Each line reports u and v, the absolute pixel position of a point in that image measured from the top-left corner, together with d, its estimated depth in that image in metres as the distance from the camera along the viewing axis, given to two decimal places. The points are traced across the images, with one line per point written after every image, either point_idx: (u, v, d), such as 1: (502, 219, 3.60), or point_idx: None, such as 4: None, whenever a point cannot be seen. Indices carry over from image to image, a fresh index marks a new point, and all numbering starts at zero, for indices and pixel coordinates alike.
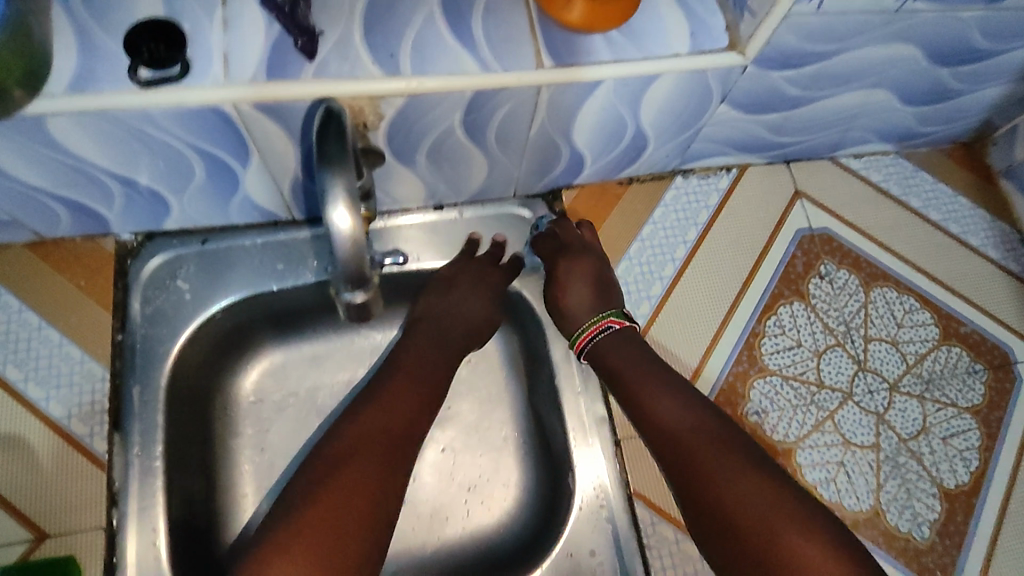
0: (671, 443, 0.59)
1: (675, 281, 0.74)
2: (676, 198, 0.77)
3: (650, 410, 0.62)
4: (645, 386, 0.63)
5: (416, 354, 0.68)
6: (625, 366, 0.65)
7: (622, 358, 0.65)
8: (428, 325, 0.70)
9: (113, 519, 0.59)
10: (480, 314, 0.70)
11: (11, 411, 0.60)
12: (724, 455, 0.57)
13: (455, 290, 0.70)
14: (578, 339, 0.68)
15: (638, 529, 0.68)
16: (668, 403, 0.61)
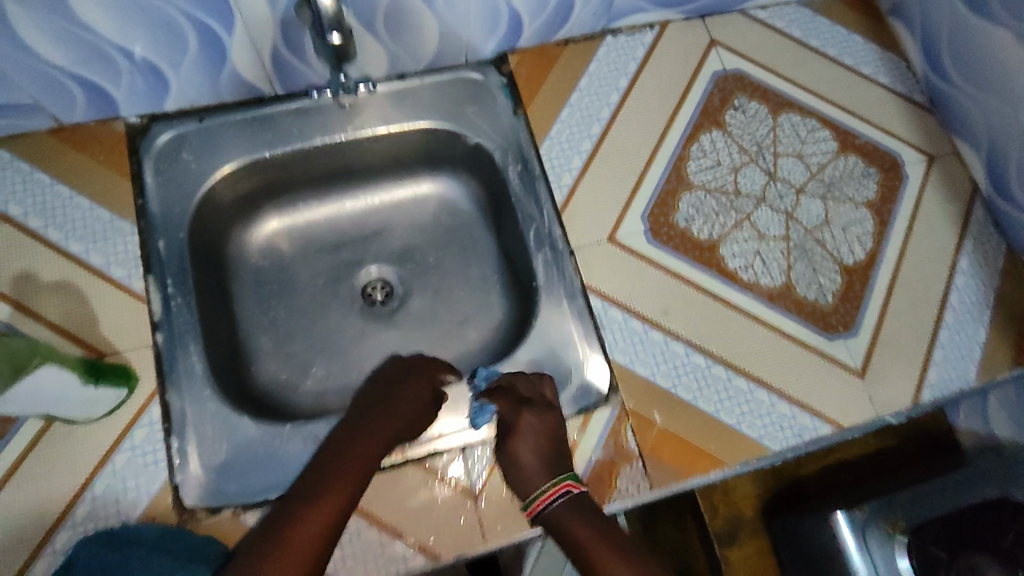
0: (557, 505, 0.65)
1: (611, 121, 0.86)
2: (608, 53, 0.89)
3: (559, 521, 0.65)
4: (537, 474, 0.67)
5: (360, 450, 0.66)
6: (569, 516, 0.65)
7: (525, 446, 0.69)
8: (371, 427, 0.68)
9: (158, 339, 0.71)
10: (416, 398, 0.72)
11: (58, 263, 0.72)
12: (612, 556, 0.63)
13: (394, 384, 0.74)
14: (531, 504, 0.66)
15: (595, 315, 0.78)
16: (576, 520, 0.65)
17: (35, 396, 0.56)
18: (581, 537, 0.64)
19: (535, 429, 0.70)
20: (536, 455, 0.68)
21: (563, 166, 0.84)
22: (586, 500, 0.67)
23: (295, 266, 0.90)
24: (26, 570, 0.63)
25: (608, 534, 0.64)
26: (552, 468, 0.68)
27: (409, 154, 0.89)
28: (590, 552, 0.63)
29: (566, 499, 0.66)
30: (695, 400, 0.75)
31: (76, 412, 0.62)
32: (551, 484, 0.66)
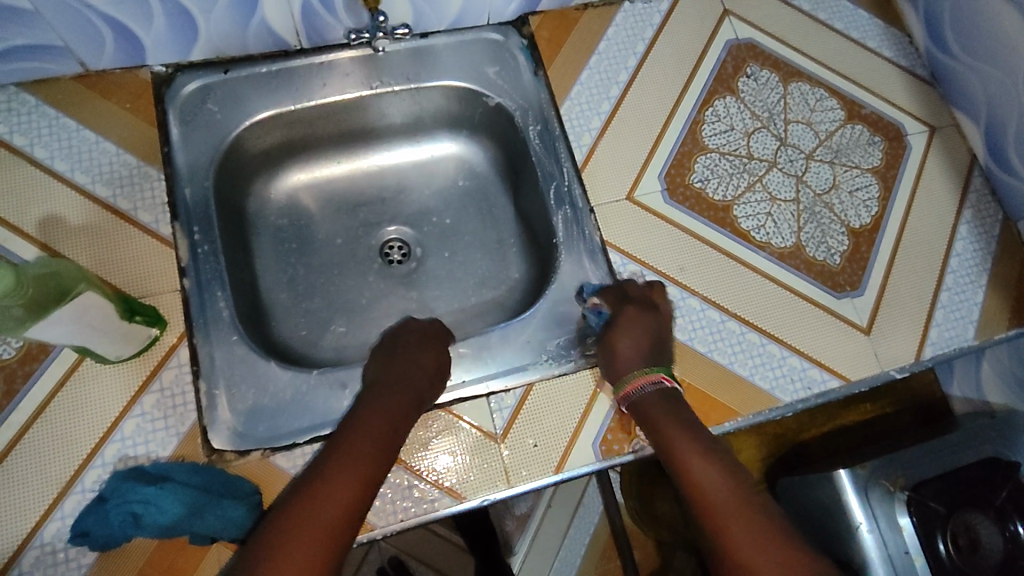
0: (643, 391, 0.68)
1: (629, 84, 0.88)
2: (625, 19, 0.92)
3: (644, 405, 0.68)
4: (632, 362, 0.71)
5: (378, 421, 0.64)
6: (655, 405, 0.68)
7: (625, 334, 0.72)
8: (387, 396, 0.66)
9: (186, 284, 0.71)
10: (430, 366, 0.71)
11: (85, 206, 0.72)
12: (692, 450, 0.63)
13: (404, 351, 0.72)
14: (624, 388, 0.70)
15: (613, 270, 0.79)
16: (660, 405, 0.67)
17: (74, 327, 0.57)
18: (658, 420, 0.66)
19: (635, 324, 0.72)
20: (633, 342, 0.72)
21: (582, 126, 0.86)
22: (676, 394, 0.69)
23: (314, 224, 0.91)
24: (53, 511, 0.62)
25: (686, 420, 0.66)
26: (647, 361, 0.71)
27: (429, 112, 0.91)
28: (664, 432, 0.65)
29: (657, 388, 0.68)
30: (710, 353, 0.77)
31: (109, 349, 0.62)
32: (644, 370, 0.70)
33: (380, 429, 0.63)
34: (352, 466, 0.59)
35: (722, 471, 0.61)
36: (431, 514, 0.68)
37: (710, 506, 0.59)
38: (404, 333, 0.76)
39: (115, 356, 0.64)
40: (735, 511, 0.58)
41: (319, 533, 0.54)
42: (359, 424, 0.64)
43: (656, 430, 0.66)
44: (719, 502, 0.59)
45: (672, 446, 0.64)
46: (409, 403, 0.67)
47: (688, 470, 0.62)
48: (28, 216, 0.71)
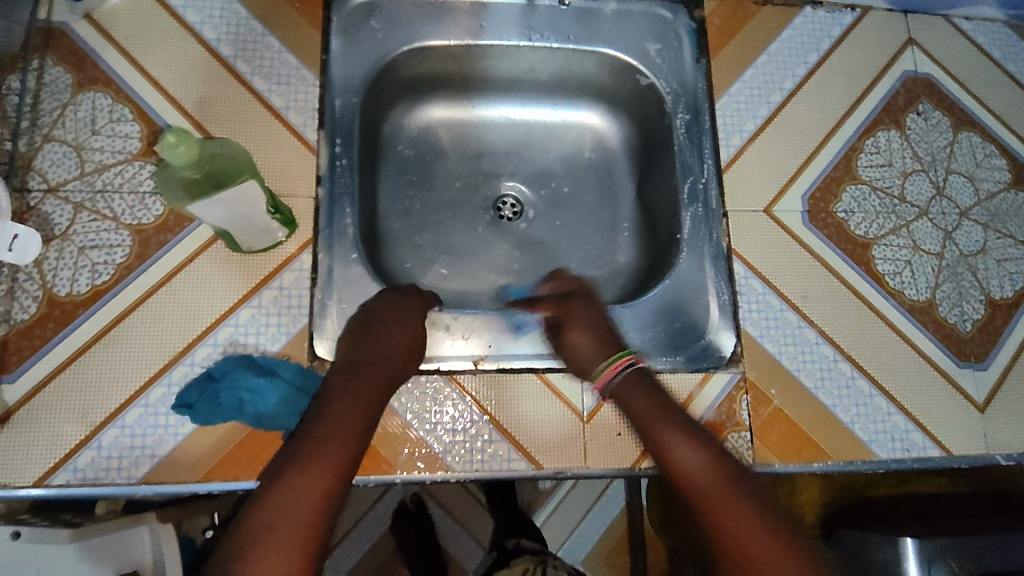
0: (615, 377, 0.67)
1: (793, 93, 0.84)
2: (803, 25, 0.87)
3: (620, 393, 0.67)
4: (591, 354, 0.69)
5: (350, 399, 0.60)
6: (631, 391, 0.66)
7: (576, 326, 0.71)
8: (361, 376, 0.62)
9: (319, 193, 0.72)
10: (405, 349, 0.66)
11: (242, 95, 0.73)
12: (677, 435, 0.62)
13: (378, 328, 0.66)
14: (599, 379, 0.68)
15: (734, 280, 0.77)
16: (638, 394, 0.65)
17: (231, 210, 0.59)
18: (640, 410, 0.65)
19: (583, 318, 0.72)
20: (590, 336, 0.70)
21: (735, 126, 0.82)
22: (649, 376, 0.67)
23: (437, 162, 0.91)
24: (162, 376, 0.65)
25: (667, 408, 0.64)
26: (604, 347, 0.69)
27: (576, 76, 0.88)
28: (649, 425, 0.63)
29: (625, 375, 0.67)
30: (815, 390, 0.74)
31: (240, 234, 0.64)
32: (608, 361, 0.68)
33: (352, 409, 0.59)
34: (324, 453, 0.55)
35: (696, 450, 0.60)
36: (508, 472, 0.69)
37: (693, 485, 0.59)
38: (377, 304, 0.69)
39: (245, 247, 0.67)
40: (713, 487, 0.58)
41: (294, 528, 0.51)
42: (334, 404, 0.59)
43: (643, 422, 0.64)
44: (698, 479, 0.59)
45: (658, 437, 0.62)
46: (384, 382, 0.63)
47: (674, 458, 0.61)
48: (187, 92, 0.72)
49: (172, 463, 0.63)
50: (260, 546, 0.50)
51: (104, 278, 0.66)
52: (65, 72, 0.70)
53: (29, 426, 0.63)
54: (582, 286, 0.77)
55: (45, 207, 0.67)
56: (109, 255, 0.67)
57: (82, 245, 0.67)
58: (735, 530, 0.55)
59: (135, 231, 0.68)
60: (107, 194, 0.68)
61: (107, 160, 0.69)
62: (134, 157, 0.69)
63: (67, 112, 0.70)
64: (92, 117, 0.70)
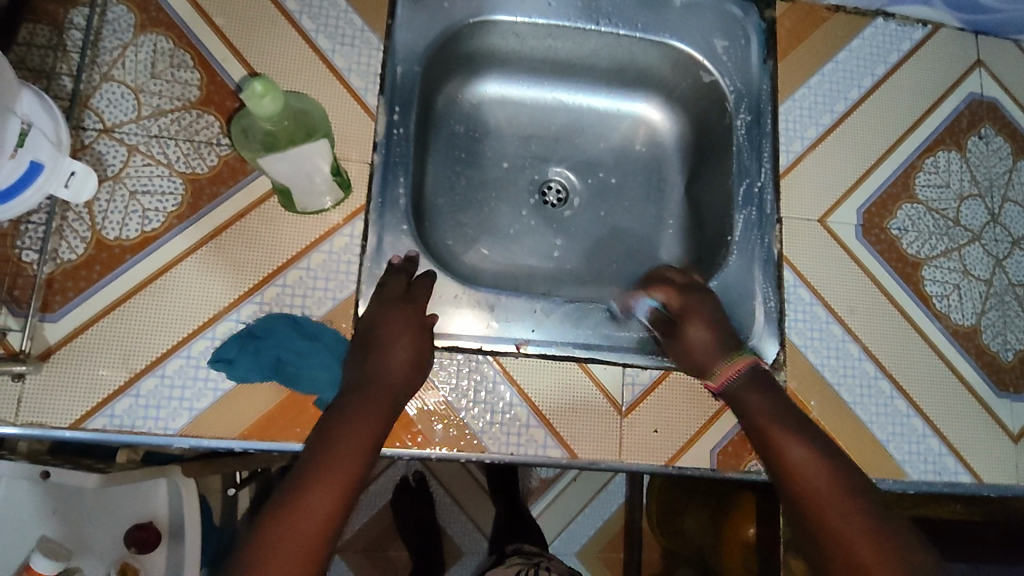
0: (734, 376, 0.66)
1: (857, 104, 0.82)
2: (873, 36, 0.85)
3: (735, 395, 0.66)
4: (706, 355, 0.68)
5: (350, 426, 0.57)
6: (750, 395, 0.65)
7: (697, 323, 0.69)
8: (358, 400, 0.59)
9: (375, 160, 0.71)
10: (407, 367, 0.63)
11: (305, 51, 0.71)
12: (791, 435, 0.60)
13: (378, 344, 0.63)
14: (714, 381, 0.67)
15: (782, 287, 0.76)
16: (757, 395, 0.65)
17: (297, 162, 0.58)
18: (756, 413, 0.63)
19: (704, 311, 0.70)
20: (710, 333, 0.68)
21: (796, 131, 0.80)
22: (766, 380, 0.66)
23: (485, 141, 0.89)
24: (205, 330, 0.64)
25: (785, 413, 0.63)
26: (722, 343, 0.68)
27: (636, 66, 0.86)
28: (762, 425, 0.62)
29: (739, 376, 0.66)
30: (853, 405, 0.74)
31: (302, 199, 0.66)
32: (727, 361, 0.67)
33: (351, 438, 0.56)
34: (321, 483, 0.53)
35: (815, 450, 0.59)
36: (540, 457, 0.69)
37: (809, 497, 0.56)
38: (372, 321, 0.65)
39: (299, 207, 0.67)
40: (824, 484, 0.56)
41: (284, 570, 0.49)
42: (332, 432, 0.57)
43: (763, 426, 0.62)
44: (810, 483, 0.57)
45: (771, 435, 0.61)
46: (383, 407, 0.60)
47: (784, 456, 0.59)
48: (249, 42, 0.70)
49: (209, 418, 0.63)
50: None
51: (154, 225, 0.65)
52: (128, 11, 0.69)
53: (67, 368, 0.62)
54: (695, 277, 0.73)
55: (98, 148, 0.66)
56: (160, 202, 0.66)
57: (133, 189, 0.66)
58: (850, 541, 0.52)
59: (189, 180, 0.67)
60: (162, 140, 0.67)
61: (164, 106, 0.67)
62: (192, 105, 0.68)
63: (127, 53, 0.68)
64: (151, 60, 0.68)
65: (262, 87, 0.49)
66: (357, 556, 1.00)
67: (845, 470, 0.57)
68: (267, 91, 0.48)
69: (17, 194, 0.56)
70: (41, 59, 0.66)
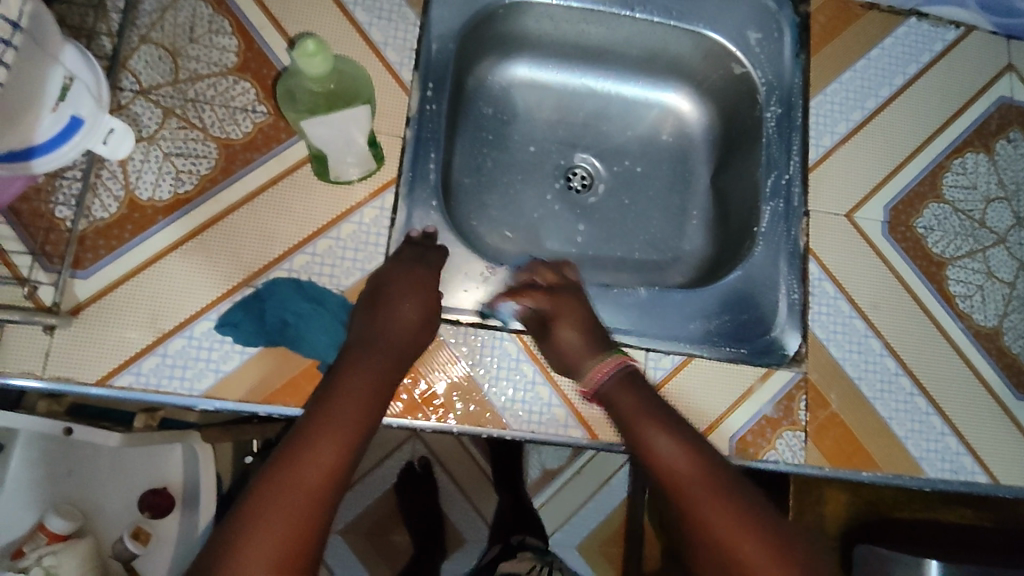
0: (608, 378, 0.64)
1: (887, 102, 0.82)
2: (906, 35, 0.84)
3: (608, 394, 0.64)
4: (578, 356, 0.66)
5: (356, 378, 0.56)
6: (620, 395, 0.64)
7: (563, 321, 0.66)
8: (365, 354, 0.59)
9: (407, 134, 0.71)
10: (416, 321, 0.62)
11: (342, 24, 0.71)
12: (656, 433, 0.60)
13: (388, 297, 0.63)
14: (586, 384, 0.65)
15: (807, 279, 0.76)
16: (628, 393, 0.64)
17: (337, 133, 0.61)
18: (626, 411, 0.63)
19: (574, 313, 0.67)
20: (580, 335, 0.66)
21: (826, 126, 0.80)
22: (636, 379, 0.65)
23: (512, 124, 0.89)
24: (234, 294, 0.65)
25: (656, 408, 0.62)
26: (587, 348, 0.66)
27: (668, 55, 0.86)
28: (631, 425, 0.61)
29: (618, 375, 0.64)
30: (873, 400, 0.74)
31: (339, 169, 0.66)
32: (601, 360, 0.65)
33: (360, 388, 0.56)
34: (331, 426, 0.52)
35: (683, 446, 0.59)
36: (561, 437, 0.69)
37: (678, 485, 0.58)
38: (380, 278, 0.65)
39: (333, 176, 0.67)
40: (695, 480, 0.57)
41: (291, 507, 0.48)
42: (340, 383, 0.56)
43: (631, 421, 0.62)
44: (678, 478, 0.57)
45: (640, 435, 0.60)
46: (389, 361, 0.59)
47: (651, 454, 0.59)
48: (288, 12, 0.70)
49: (234, 381, 0.63)
50: (265, 521, 0.47)
51: (187, 188, 0.66)
52: None
53: (96, 326, 0.62)
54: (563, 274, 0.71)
55: (134, 109, 0.66)
56: (193, 165, 0.66)
57: (168, 151, 0.66)
58: (708, 515, 0.55)
59: (223, 145, 0.67)
60: (197, 104, 0.67)
61: (202, 70, 0.68)
62: (229, 71, 0.68)
63: (166, 15, 0.68)
64: (191, 25, 0.68)
65: (315, 45, 0.52)
66: (358, 539, 0.74)
67: (721, 469, 0.58)
68: (319, 50, 0.52)
69: (55, 148, 0.56)
70: (82, 18, 0.66)
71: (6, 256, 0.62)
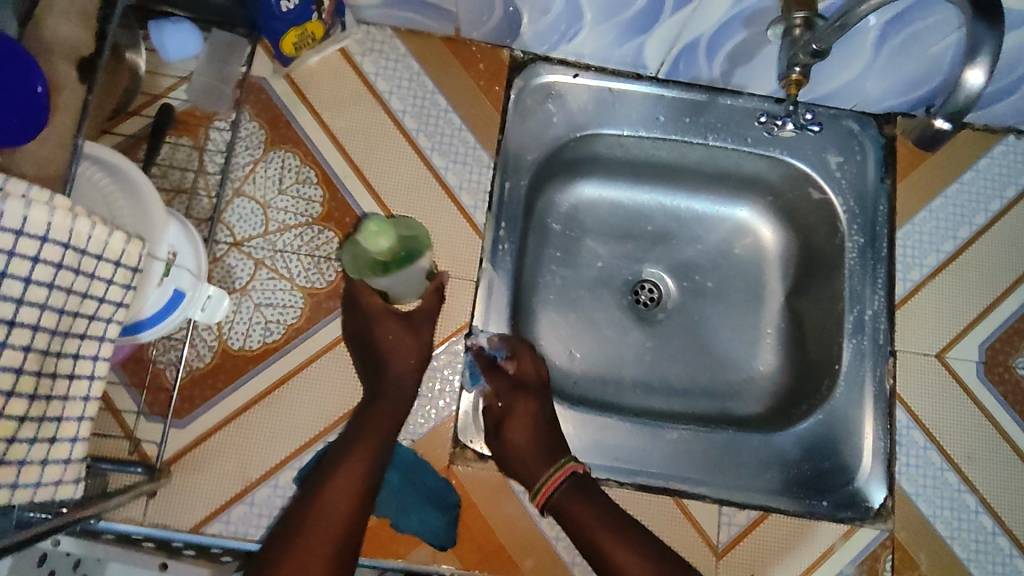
0: (554, 483, 0.63)
1: (983, 230, 0.78)
2: (1004, 154, 0.79)
3: (562, 507, 0.63)
4: (532, 460, 0.65)
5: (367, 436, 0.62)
6: (574, 505, 0.63)
7: (518, 424, 0.66)
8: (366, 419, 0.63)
9: (479, 275, 0.72)
10: (414, 363, 0.66)
11: (421, 169, 0.73)
12: (587, 511, 0.62)
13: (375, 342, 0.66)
14: (542, 488, 0.64)
15: (893, 426, 0.73)
16: (576, 505, 0.63)
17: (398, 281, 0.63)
18: (563, 505, 0.63)
19: (527, 414, 0.67)
20: (528, 436, 0.66)
21: (915, 259, 0.77)
22: (587, 485, 0.64)
23: (582, 240, 0.87)
24: (317, 442, 0.67)
25: (587, 494, 0.64)
26: (540, 445, 0.66)
27: (742, 173, 0.83)
28: (575, 526, 0.62)
29: (565, 487, 0.63)
30: (968, 560, 0.70)
31: (404, 298, 0.69)
32: (551, 472, 0.64)
33: (374, 447, 0.62)
34: (343, 477, 0.59)
35: (598, 514, 0.62)
36: None
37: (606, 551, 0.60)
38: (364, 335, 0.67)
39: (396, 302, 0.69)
40: (611, 540, 0.60)
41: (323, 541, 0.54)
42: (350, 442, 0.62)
43: (563, 514, 0.63)
44: (608, 549, 0.60)
45: (573, 516, 0.62)
46: (394, 414, 0.64)
47: (592, 540, 0.61)
48: (368, 161, 0.73)
49: None
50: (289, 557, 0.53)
51: (274, 337, 0.69)
52: (260, 128, 0.72)
53: (192, 475, 0.66)
54: (540, 374, 0.70)
55: (228, 261, 0.70)
56: (281, 315, 0.69)
57: (258, 301, 0.69)
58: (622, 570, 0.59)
59: (308, 294, 0.70)
60: (285, 254, 0.70)
61: (289, 222, 0.71)
62: (315, 221, 0.71)
63: (257, 168, 0.72)
64: (280, 176, 0.72)
65: (377, 226, 0.54)
66: None
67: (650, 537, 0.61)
68: (382, 230, 0.54)
69: (158, 321, 0.59)
70: (181, 177, 0.70)
71: (116, 410, 0.66)
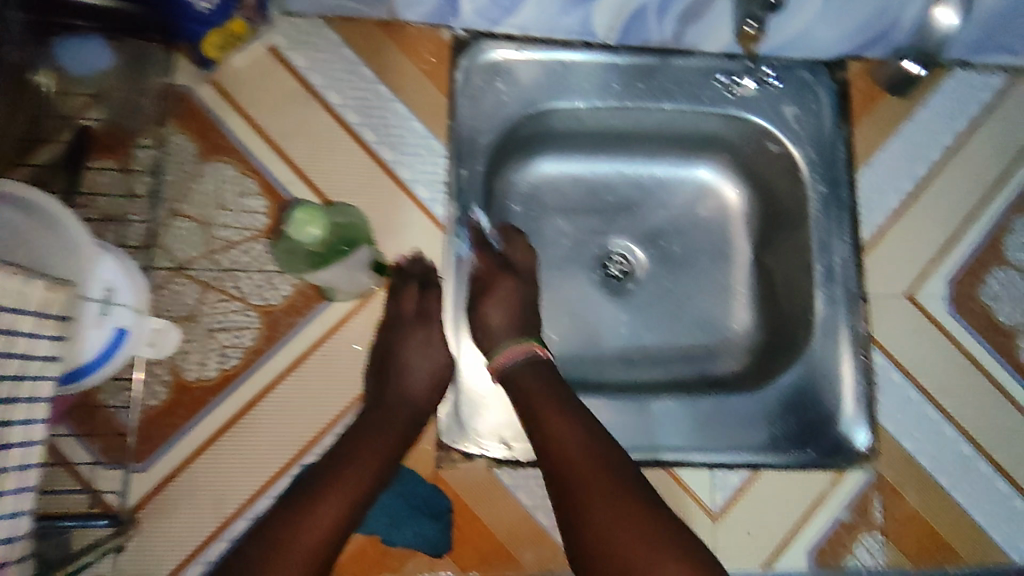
0: (518, 356, 0.63)
1: (940, 166, 0.78)
2: (953, 88, 0.80)
3: (516, 381, 0.62)
4: (502, 333, 0.65)
5: (373, 455, 0.58)
6: (526, 380, 0.62)
7: (496, 302, 0.66)
8: (373, 429, 0.61)
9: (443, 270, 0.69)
10: (429, 383, 0.65)
11: (369, 165, 0.69)
12: (554, 411, 0.58)
13: (395, 359, 0.65)
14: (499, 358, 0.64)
15: (870, 370, 0.74)
16: (532, 382, 0.61)
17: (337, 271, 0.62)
18: (527, 396, 0.60)
19: (510, 292, 0.67)
20: (505, 313, 0.66)
21: (877, 202, 0.77)
22: (551, 372, 0.62)
23: (545, 218, 0.83)
24: (291, 467, 0.64)
25: (562, 397, 0.60)
26: (517, 326, 0.65)
27: (700, 133, 0.81)
28: (533, 404, 0.59)
29: (524, 361, 0.63)
30: (953, 490, 0.72)
31: (345, 289, 0.66)
32: (512, 344, 0.64)
33: (378, 462, 0.58)
34: (342, 480, 0.55)
35: (582, 430, 0.57)
36: None
37: (575, 466, 0.54)
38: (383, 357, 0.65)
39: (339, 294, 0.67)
40: (587, 463, 0.54)
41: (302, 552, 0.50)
42: (350, 445, 0.59)
43: (529, 405, 0.59)
44: (579, 457, 0.54)
45: (542, 414, 0.58)
46: (403, 430, 0.62)
47: (557, 443, 0.56)
48: (312, 162, 0.68)
49: None
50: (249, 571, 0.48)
51: (234, 363, 0.65)
52: (189, 140, 0.67)
53: (163, 519, 0.62)
54: (528, 254, 0.72)
55: (173, 287, 0.65)
56: (237, 338, 0.65)
57: (210, 327, 0.65)
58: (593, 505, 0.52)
59: (264, 312, 0.66)
60: (234, 273, 0.66)
61: (234, 238, 0.66)
62: (261, 234, 0.67)
63: (192, 183, 0.67)
64: (217, 190, 0.67)
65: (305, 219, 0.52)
66: None
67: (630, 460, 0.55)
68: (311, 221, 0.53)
69: (103, 363, 0.54)
70: (110, 204, 0.65)
71: (69, 464, 0.62)
